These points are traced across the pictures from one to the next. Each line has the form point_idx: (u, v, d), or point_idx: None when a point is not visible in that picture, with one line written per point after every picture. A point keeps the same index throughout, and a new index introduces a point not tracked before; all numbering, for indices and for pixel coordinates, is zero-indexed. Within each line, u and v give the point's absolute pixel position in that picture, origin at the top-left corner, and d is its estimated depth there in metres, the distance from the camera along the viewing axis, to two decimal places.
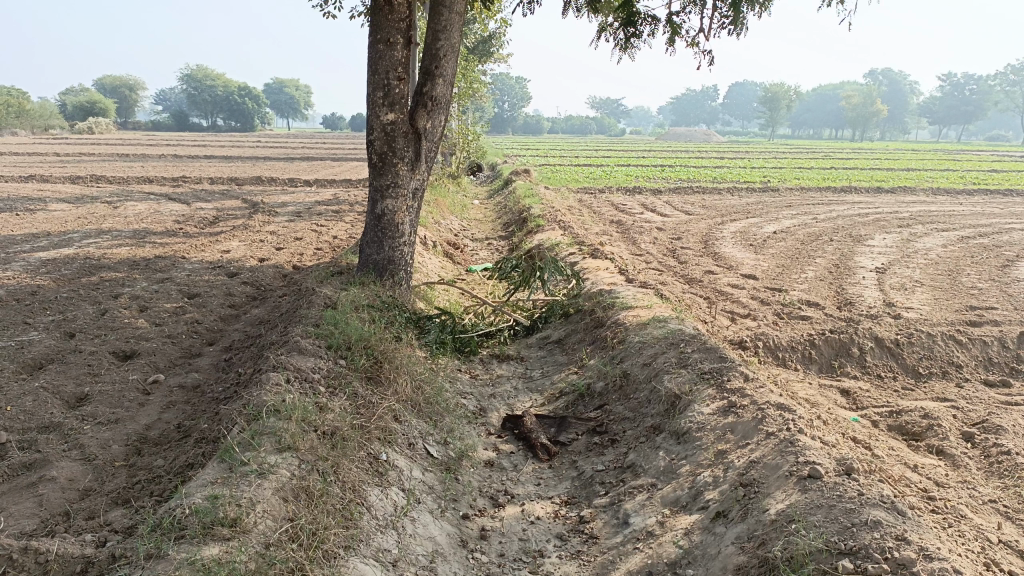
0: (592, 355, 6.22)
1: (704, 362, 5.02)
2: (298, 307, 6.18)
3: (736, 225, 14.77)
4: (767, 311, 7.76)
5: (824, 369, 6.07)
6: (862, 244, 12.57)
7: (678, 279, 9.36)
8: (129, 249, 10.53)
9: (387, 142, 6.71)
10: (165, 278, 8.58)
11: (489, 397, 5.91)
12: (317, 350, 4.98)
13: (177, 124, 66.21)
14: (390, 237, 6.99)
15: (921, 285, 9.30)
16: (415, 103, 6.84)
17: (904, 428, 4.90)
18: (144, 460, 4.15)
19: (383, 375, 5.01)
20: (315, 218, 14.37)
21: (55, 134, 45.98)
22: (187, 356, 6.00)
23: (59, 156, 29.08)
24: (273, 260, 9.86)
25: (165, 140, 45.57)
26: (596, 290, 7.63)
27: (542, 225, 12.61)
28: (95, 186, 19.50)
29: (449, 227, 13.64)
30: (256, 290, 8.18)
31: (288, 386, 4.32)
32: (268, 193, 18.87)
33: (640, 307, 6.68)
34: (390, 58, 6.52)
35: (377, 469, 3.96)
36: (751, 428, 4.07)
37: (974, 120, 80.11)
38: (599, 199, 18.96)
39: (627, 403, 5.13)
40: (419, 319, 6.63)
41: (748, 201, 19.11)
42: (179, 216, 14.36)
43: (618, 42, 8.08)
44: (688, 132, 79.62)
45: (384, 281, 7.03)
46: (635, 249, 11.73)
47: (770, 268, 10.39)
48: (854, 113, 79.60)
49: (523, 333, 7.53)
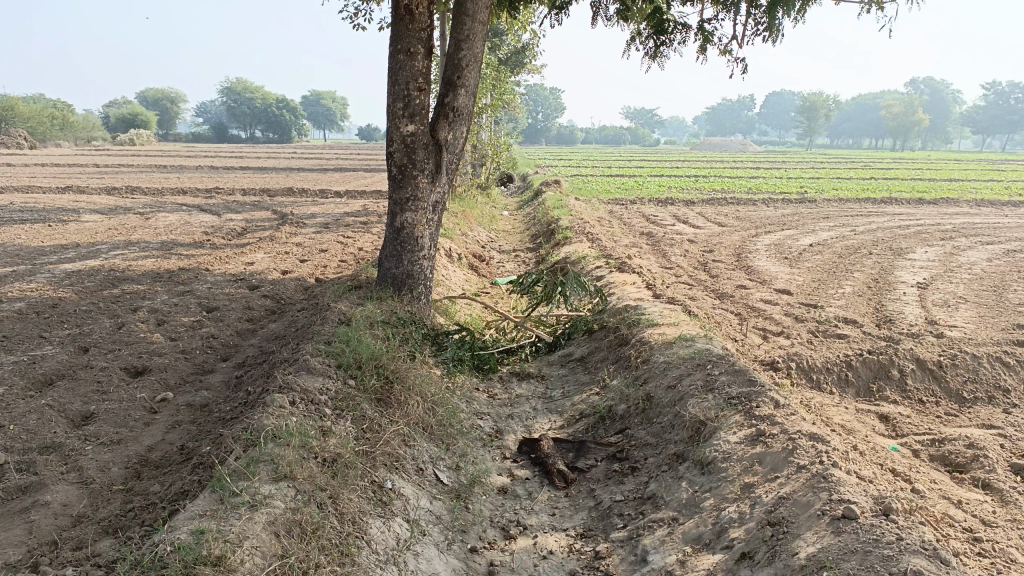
0: (614, 375, 5.97)
1: (732, 386, 4.74)
2: (312, 324, 6.02)
3: (771, 237, 14.40)
4: (801, 329, 7.43)
5: (861, 392, 5.73)
6: (902, 257, 12.12)
7: (709, 294, 9.06)
8: (154, 261, 10.52)
9: (407, 153, 6.53)
10: (186, 290, 8.52)
11: (506, 418, 5.69)
12: (326, 369, 4.80)
13: (216, 135, 67.26)
14: (409, 251, 6.81)
15: (964, 302, 8.89)
16: (436, 115, 6.66)
17: (947, 459, 4.57)
18: (142, 485, 4.01)
19: (393, 397, 4.82)
20: (343, 229, 14.32)
21: (98, 145, 47.06)
22: (198, 373, 5.88)
23: (97, 167, 29.58)
24: (296, 273, 9.76)
25: (203, 152, 46.33)
26: (621, 305, 7.37)
27: (569, 237, 12.39)
28: (128, 196, 19.72)
29: (476, 239, 13.48)
30: (275, 304, 8.07)
31: (292, 407, 4.14)
32: (298, 205, 18.90)
33: (666, 325, 6.42)
34: (411, 68, 6.35)
35: (380, 499, 3.75)
36: (781, 460, 3.79)
37: (1018, 129, 78.15)
38: (630, 210, 18.68)
39: (650, 428, 4.87)
40: (437, 336, 6.44)
41: (784, 213, 18.68)
42: (209, 227, 14.42)
43: (647, 51, 7.86)
44: (723, 143, 78.84)
45: (403, 296, 6.85)
46: (665, 262, 11.44)
47: (805, 282, 10.04)
48: (894, 122, 78.07)
49: (545, 350, 7.30)
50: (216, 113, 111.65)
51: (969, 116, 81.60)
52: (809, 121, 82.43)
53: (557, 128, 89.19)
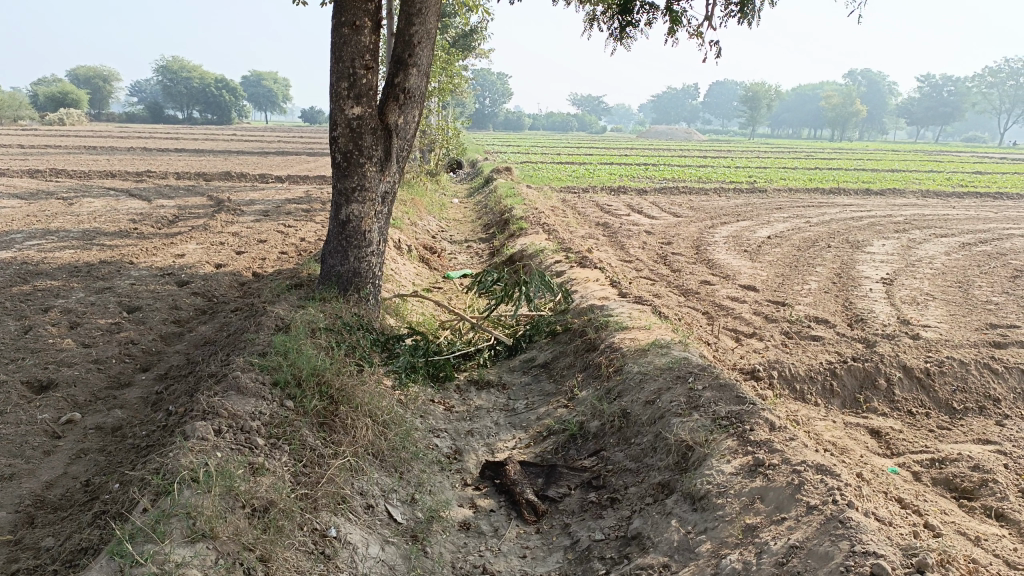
0: (583, 385, 5.45)
1: (719, 404, 4.26)
2: (244, 330, 5.35)
3: (727, 229, 14.08)
4: (773, 330, 7.03)
5: (848, 404, 5.33)
6: (861, 250, 11.90)
7: (673, 290, 8.64)
8: (74, 252, 9.62)
9: (353, 139, 5.87)
10: (106, 287, 7.72)
11: (465, 435, 5.12)
12: (260, 389, 4.16)
13: (152, 115, 64.60)
14: (355, 247, 6.16)
15: (933, 299, 8.65)
16: (385, 96, 6.02)
17: (952, 484, 4.18)
18: (33, 535, 3.32)
19: (338, 420, 4.21)
20: (284, 217, 13.50)
21: (26, 125, 44.89)
22: (113, 388, 5.18)
23: (22, 148, 27.85)
24: (230, 266, 9.01)
25: (136, 133, 44.35)
26: (586, 305, 6.87)
27: (525, 227, 11.85)
28: (52, 180, 18.48)
29: (426, 228, 12.84)
30: (206, 303, 7.34)
31: (217, 441, 3.52)
32: (236, 190, 17.94)
33: (637, 328, 5.94)
34: (356, 44, 5.69)
35: (322, 554, 3.17)
36: (787, 497, 3.33)
37: (953, 120, 80.24)
38: (584, 199, 18.24)
39: (628, 450, 4.36)
40: (388, 342, 5.83)
41: (738, 202, 18.48)
42: (136, 215, 13.44)
43: (612, 33, 7.30)
44: (667, 132, 79.16)
45: (349, 297, 6.21)
46: (623, 254, 11.01)
47: (769, 276, 9.71)
48: (832, 114, 79.82)
49: (504, 354, 6.69)
50: (151, 93, 107.38)
51: (906, 108, 83.63)
52: (752, 111, 83.61)
53: (504, 114, 88.38)
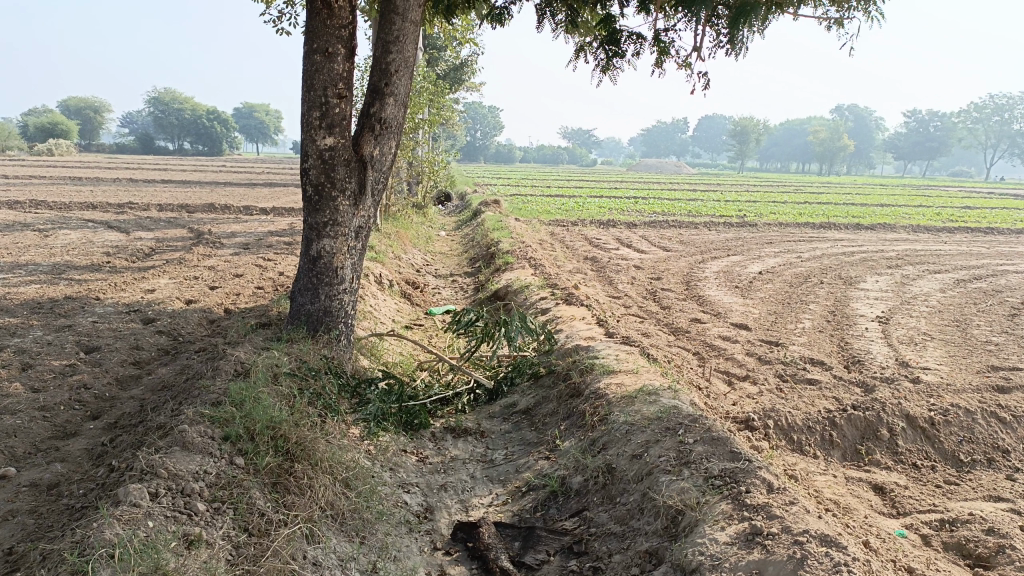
0: (566, 435, 5.09)
1: (712, 461, 3.91)
2: (201, 375, 4.98)
3: (718, 264, 13.82)
4: (767, 373, 6.70)
5: (848, 456, 4.99)
6: (854, 287, 11.63)
7: (662, 329, 8.32)
8: (39, 287, 9.22)
9: (325, 171, 5.53)
10: (66, 325, 7.33)
11: (438, 490, 4.74)
12: (207, 444, 3.79)
13: (142, 146, 64.35)
14: (326, 284, 5.80)
15: (931, 339, 8.36)
16: (360, 127, 5.72)
17: (966, 549, 3.83)
18: None
19: (294, 478, 3.84)
20: (264, 250, 13.15)
21: (12, 155, 44.56)
22: (57, 438, 4.79)
23: (6, 177, 27.46)
24: (202, 302, 8.63)
25: (125, 163, 44.08)
26: (571, 346, 6.53)
27: (511, 261, 11.54)
28: (30, 211, 18.08)
29: (410, 262, 12.51)
30: (171, 342, 6.97)
31: (151, 509, 3.15)
32: (219, 222, 17.61)
33: (624, 372, 5.59)
34: (328, 72, 5.36)
35: None
36: (789, 573, 2.98)
37: (939, 155, 80.94)
38: (572, 232, 17.99)
39: (613, 511, 3.99)
40: (359, 387, 5.46)
41: (728, 237, 18.27)
42: (112, 248, 13.06)
43: (598, 63, 7.07)
44: (657, 165, 79.47)
45: (318, 337, 5.85)
46: (611, 290, 10.69)
47: (762, 314, 9.40)
48: (820, 149, 80.59)
49: (484, 399, 6.31)
50: (142, 125, 107.40)
51: (893, 144, 84.44)
52: (740, 145, 84.25)
53: (495, 147, 88.71)
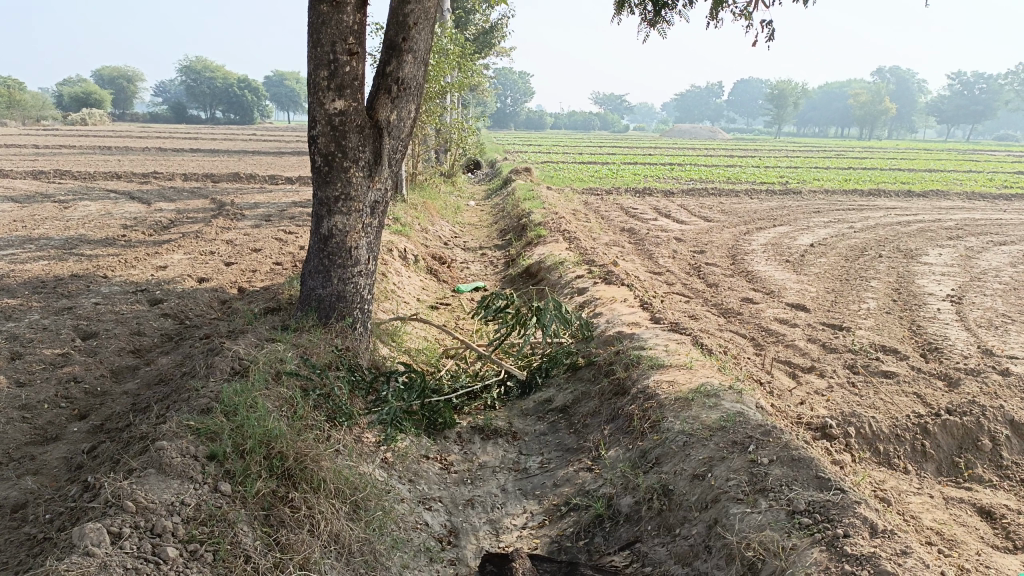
0: (611, 442, 4.42)
1: (795, 488, 3.22)
2: (194, 373, 4.37)
3: (765, 235, 12.94)
4: (835, 363, 5.92)
5: (945, 470, 4.27)
6: (916, 261, 10.70)
7: (712, 311, 7.56)
8: (48, 264, 8.73)
9: (335, 138, 4.84)
10: (66, 307, 6.79)
11: (463, 507, 4.12)
12: (188, 464, 3.18)
13: (173, 115, 64.15)
14: (340, 266, 5.14)
15: (1012, 321, 7.49)
16: (375, 88, 5.02)
17: None
18: None
19: (288, 509, 3.23)
20: (285, 222, 12.59)
21: (46, 124, 44.71)
22: (35, 444, 4.22)
23: (36, 148, 27.27)
24: (215, 280, 8.06)
25: (155, 132, 43.89)
26: (613, 334, 5.81)
27: (543, 234, 10.80)
28: (54, 182, 17.72)
29: (437, 235, 11.83)
30: (176, 327, 6.40)
31: (104, 560, 2.55)
32: (242, 192, 17.11)
33: (676, 368, 4.88)
34: (337, 24, 4.63)
35: None
36: None
37: (987, 118, 77.77)
38: (607, 201, 17.19)
39: (672, 547, 3.34)
40: (374, 383, 4.81)
41: (772, 205, 17.32)
42: (131, 220, 12.56)
43: (645, 16, 6.25)
44: (692, 130, 77.49)
45: (331, 325, 5.23)
46: (652, 266, 9.93)
47: (820, 292, 8.58)
48: (862, 112, 77.94)
49: (516, 393, 5.67)
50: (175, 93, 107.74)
51: (938, 106, 81.39)
52: (777, 109, 81.69)
53: (526, 113, 87.31)
